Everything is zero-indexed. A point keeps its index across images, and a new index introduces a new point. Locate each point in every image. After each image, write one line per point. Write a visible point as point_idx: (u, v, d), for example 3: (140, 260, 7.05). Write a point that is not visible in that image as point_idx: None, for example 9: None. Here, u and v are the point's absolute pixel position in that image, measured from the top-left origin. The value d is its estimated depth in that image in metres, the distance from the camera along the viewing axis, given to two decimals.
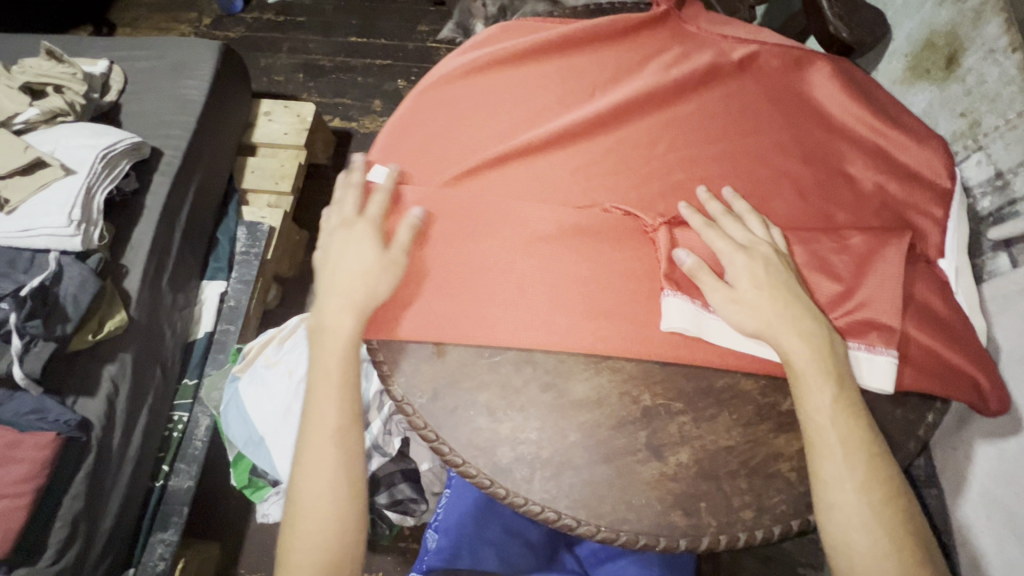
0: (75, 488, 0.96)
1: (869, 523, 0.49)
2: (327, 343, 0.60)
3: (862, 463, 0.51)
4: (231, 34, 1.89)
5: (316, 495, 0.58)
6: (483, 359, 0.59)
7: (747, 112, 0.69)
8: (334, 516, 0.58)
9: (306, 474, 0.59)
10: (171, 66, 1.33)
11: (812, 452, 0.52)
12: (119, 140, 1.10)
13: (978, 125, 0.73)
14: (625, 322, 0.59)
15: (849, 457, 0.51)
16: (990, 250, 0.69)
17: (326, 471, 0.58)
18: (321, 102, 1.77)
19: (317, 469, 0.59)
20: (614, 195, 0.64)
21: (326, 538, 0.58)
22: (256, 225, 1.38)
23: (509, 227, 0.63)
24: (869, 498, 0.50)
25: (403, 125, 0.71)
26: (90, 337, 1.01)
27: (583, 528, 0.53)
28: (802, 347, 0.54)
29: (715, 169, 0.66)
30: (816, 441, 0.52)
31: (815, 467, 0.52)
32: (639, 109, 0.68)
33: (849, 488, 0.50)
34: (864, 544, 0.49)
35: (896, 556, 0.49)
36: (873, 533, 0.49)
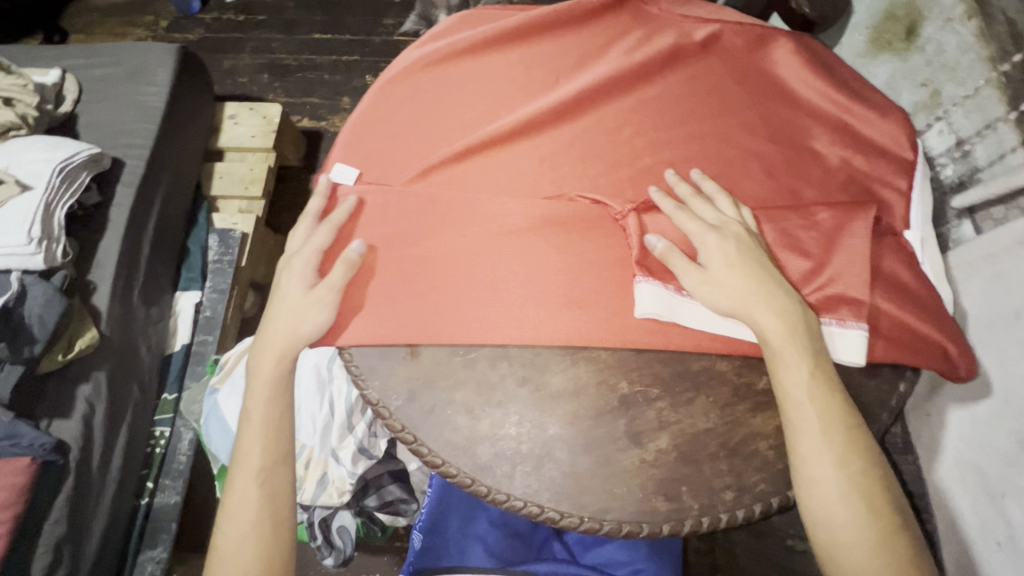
0: (56, 513, 0.94)
1: (848, 494, 0.50)
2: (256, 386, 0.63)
3: (837, 435, 0.51)
4: (191, 36, 1.83)
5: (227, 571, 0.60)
6: (458, 357, 0.59)
7: (712, 94, 0.68)
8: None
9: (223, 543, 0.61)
10: (127, 72, 1.28)
11: (789, 427, 0.53)
12: (76, 153, 1.06)
13: (939, 94, 0.73)
14: (599, 311, 0.58)
15: (826, 431, 0.51)
16: (955, 218, 0.70)
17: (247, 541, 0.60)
18: (288, 103, 1.73)
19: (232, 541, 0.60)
20: (583, 181, 0.63)
21: None
22: (228, 233, 1.35)
23: (476, 221, 0.62)
24: (847, 471, 0.50)
25: (364, 123, 0.70)
26: (60, 358, 0.98)
27: (567, 520, 0.53)
28: (776, 323, 0.54)
29: (680, 151, 0.65)
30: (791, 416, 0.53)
31: (793, 442, 0.52)
32: (604, 95, 0.67)
33: (827, 461, 0.51)
34: (843, 515, 0.50)
35: (875, 525, 0.49)
36: (852, 504, 0.50)
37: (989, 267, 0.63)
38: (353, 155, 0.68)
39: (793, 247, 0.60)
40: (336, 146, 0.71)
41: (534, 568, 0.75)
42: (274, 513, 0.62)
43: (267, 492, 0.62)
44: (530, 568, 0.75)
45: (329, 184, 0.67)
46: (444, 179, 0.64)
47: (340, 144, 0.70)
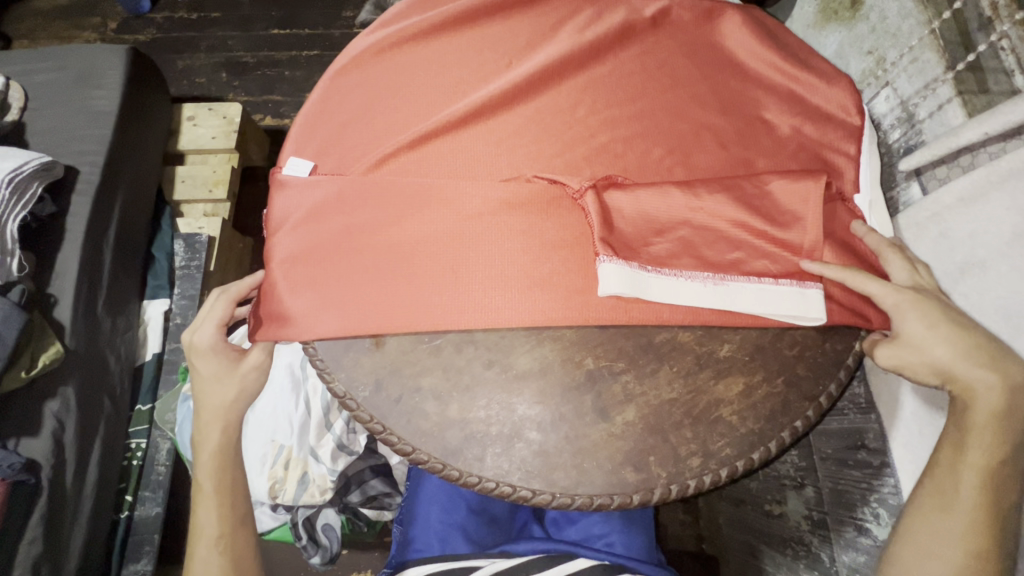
0: (31, 533, 0.92)
1: (964, 546, 0.56)
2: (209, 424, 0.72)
3: (980, 496, 0.55)
4: (143, 37, 1.77)
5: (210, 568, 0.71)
6: (424, 344, 0.59)
7: (664, 71, 0.68)
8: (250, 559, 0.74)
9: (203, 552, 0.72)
10: (75, 76, 1.24)
11: (933, 476, 0.58)
12: (26, 162, 1.02)
13: (884, 60, 0.75)
14: (562, 292, 0.58)
15: (978, 491, 0.55)
16: (903, 181, 0.72)
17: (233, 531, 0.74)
18: (249, 102, 1.69)
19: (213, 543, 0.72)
20: (541, 163, 0.63)
21: None
22: (194, 237, 1.33)
23: (436, 208, 0.61)
24: (974, 524, 0.56)
25: (318, 116, 0.69)
26: (23, 374, 0.95)
27: (538, 497, 0.54)
28: (988, 391, 0.55)
29: (634, 128, 0.65)
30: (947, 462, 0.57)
31: (938, 487, 0.58)
32: (557, 74, 0.67)
33: (947, 511, 0.57)
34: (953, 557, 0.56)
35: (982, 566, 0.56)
36: (970, 557, 0.56)
37: (935, 226, 0.65)
38: (309, 148, 0.67)
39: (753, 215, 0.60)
40: (290, 141, 0.70)
41: (515, 548, 0.77)
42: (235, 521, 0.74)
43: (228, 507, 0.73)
44: (508, 548, 0.77)
45: (284, 177, 0.66)
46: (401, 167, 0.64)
47: (294, 138, 0.69)
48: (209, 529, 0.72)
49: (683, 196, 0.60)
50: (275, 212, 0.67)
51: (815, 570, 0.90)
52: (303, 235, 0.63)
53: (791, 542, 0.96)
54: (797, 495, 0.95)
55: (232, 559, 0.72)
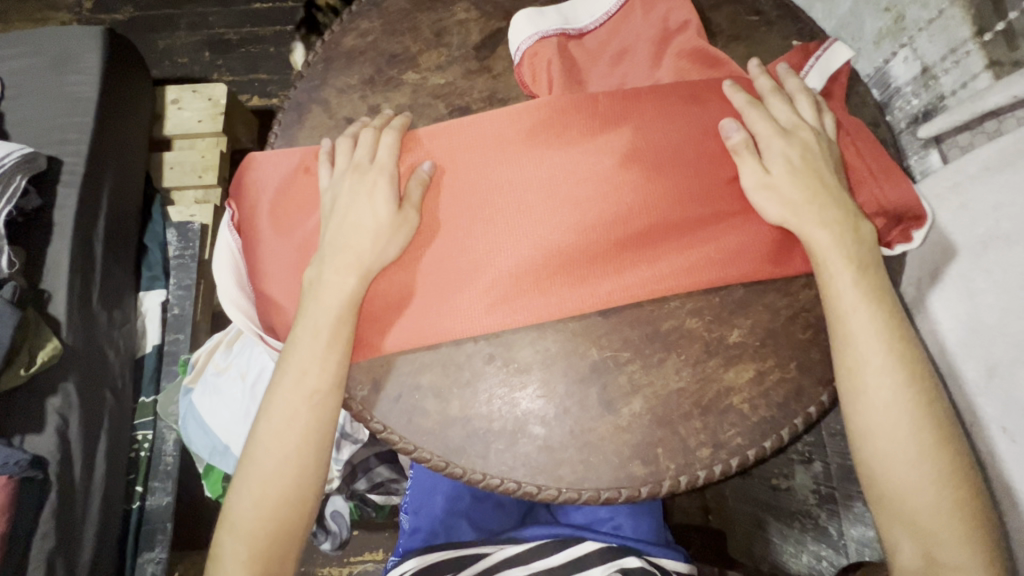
0: (44, 528, 0.92)
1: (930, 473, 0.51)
2: (330, 303, 0.54)
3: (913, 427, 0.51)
4: (120, 16, 1.69)
5: (259, 497, 0.55)
6: (434, 405, 0.56)
7: (668, 31, 0.63)
8: (290, 529, 0.55)
9: (261, 465, 0.55)
10: (51, 61, 1.18)
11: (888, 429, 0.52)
12: (6, 155, 0.98)
13: (903, 19, 0.70)
14: (558, 220, 0.56)
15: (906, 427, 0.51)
16: (920, 149, 0.72)
17: (286, 473, 0.55)
18: (235, 82, 1.63)
19: (280, 480, 0.55)
20: (544, 268, 0.56)
21: (268, 548, 0.55)
22: (187, 225, 1.31)
23: (449, 171, 0.58)
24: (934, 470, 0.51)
25: (277, 300, 0.60)
26: (22, 373, 0.93)
27: (544, 493, 0.53)
28: (867, 320, 0.53)
29: (635, 310, 0.58)
30: (873, 413, 0.52)
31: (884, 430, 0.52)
32: (545, 45, 0.63)
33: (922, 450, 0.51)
34: (912, 481, 0.51)
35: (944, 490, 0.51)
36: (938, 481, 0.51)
37: (955, 197, 0.63)
38: (266, 249, 0.60)
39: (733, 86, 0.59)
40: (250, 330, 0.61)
41: (522, 535, 0.77)
42: (304, 458, 0.55)
43: (317, 420, 0.55)
44: (516, 534, 0.77)
45: (272, 267, 0.60)
46: (370, 245, 0.55)
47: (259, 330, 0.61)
48: (267, 459, 0.55)
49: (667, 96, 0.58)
50: (260, 262, 0.60)
51: (823, 543, 0.90)
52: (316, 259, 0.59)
53: (798, 515, 0.95)
54: (805, 470, 0.96)
55: (273, 505, 0.55)
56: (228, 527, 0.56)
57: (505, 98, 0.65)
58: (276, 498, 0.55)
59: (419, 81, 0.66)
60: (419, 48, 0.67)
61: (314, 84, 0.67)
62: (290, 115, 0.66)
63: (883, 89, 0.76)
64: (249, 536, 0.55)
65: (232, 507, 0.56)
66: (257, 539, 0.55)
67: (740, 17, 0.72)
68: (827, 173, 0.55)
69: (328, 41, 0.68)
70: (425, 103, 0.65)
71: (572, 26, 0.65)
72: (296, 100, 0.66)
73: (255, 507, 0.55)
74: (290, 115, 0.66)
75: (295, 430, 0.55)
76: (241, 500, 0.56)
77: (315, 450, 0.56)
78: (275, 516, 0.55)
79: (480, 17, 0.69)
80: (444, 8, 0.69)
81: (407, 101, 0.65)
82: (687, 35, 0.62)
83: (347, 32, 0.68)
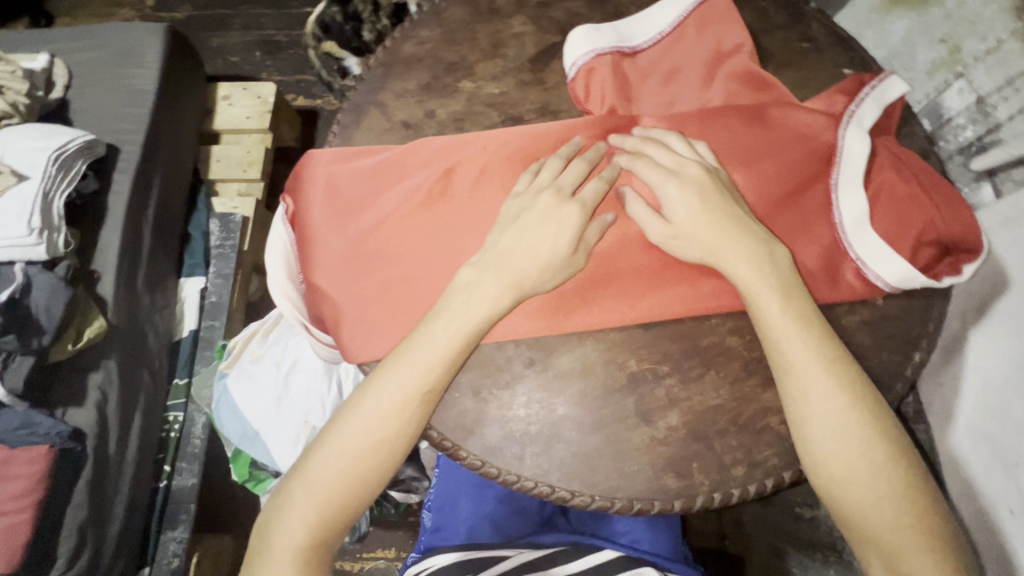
0: (78, 498, 0.96)
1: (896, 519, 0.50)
2: None
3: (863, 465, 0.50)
4: (178, 15, 1.77)
5: (344, 467, 0.55)
6: (469, 402, 0.57)
7: (721, 54, 0.65)
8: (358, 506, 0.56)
9: (348, 434, 0.55)
10: (116, 55, 1.24)
11: (839, 473, 0.51)
12: (70, 141, 1.04)
13: (960, 51, 0.71)
14: (599, 232, 0.57)
15: (866, 470, 0.50)
16: (973, 181, 0.70)
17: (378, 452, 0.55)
18: (281, 81, 1.69)
19: (363, 456, 0.55)
20: (582, 278, 0.57)
21: (333, 518, 0.56)
22: (229, 217, 1.35)
23: (498, 180, 0.60)
24: (899, 515, 0.50)
25: (326, 293, 0.61)
26: (70, 347, 0.98)
27: (577, 499, 0.54)
28: (802, 350, 0.52)
29: (675, 325, 0.58)
30: (821, 460, 0.51)
31: (835, 472, 0.51)
32: (600, 63, 0.64)
33: (880, 495, 0.50)
34: (878, 527, 0.50)
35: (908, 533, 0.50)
36: (902, 524, 0.50)
37: (1008, 231, 0.62)
38: (313, 251, 0.62)
39: (793, 116, 0.60)
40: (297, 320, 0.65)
41: (541, 540, 0.78)
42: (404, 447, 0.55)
43: (422, 412, 0.55)
44: (536, 540, 0.78)
45: (322, 262, 0.61)
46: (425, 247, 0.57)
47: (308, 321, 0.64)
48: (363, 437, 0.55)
49: (717, 122, 0.60)
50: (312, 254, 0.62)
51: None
52: (361, 255, 0.60)
53: (822, 547, 0.91)
54: None
55: (353, 485, 0.55)
56: (297, 484, 0.56)
57: (557, 110, 0.67)
58: (359, 473, 0.55)
59: (474, 89, 0.68)
60: (476, 57, 0.70)
61: (372, 88, 0.69)
62: (348, 116, 0.69)
63: (934, 120, 0.75)
64: (317, 513, 0.55)
65: (310, 466, 0.56)
66: (329, 507, 0.55)
67: (791, 42, 0.72)
68: (721, 210, 0.55)
69: (389, 47, 0.71)
70: (478, 111, 0.67)
71: (626, 44, 0.66)
72: (355, 102, 0.69)
73: (334, 476, 0.55)
74: (348, 116, 0.69)
75: (403, 412, 0.54)
76: (315, 466, 0.56)
77: (407, 441, 0.55)
78: (348, 490, 0.55)
79: (535, 31, 0.71)
80: (501, 21, 0.71)
81: (461, 108, 0.67)
82: (739, 59, 0.64)
83: (406, 40, 0.71)
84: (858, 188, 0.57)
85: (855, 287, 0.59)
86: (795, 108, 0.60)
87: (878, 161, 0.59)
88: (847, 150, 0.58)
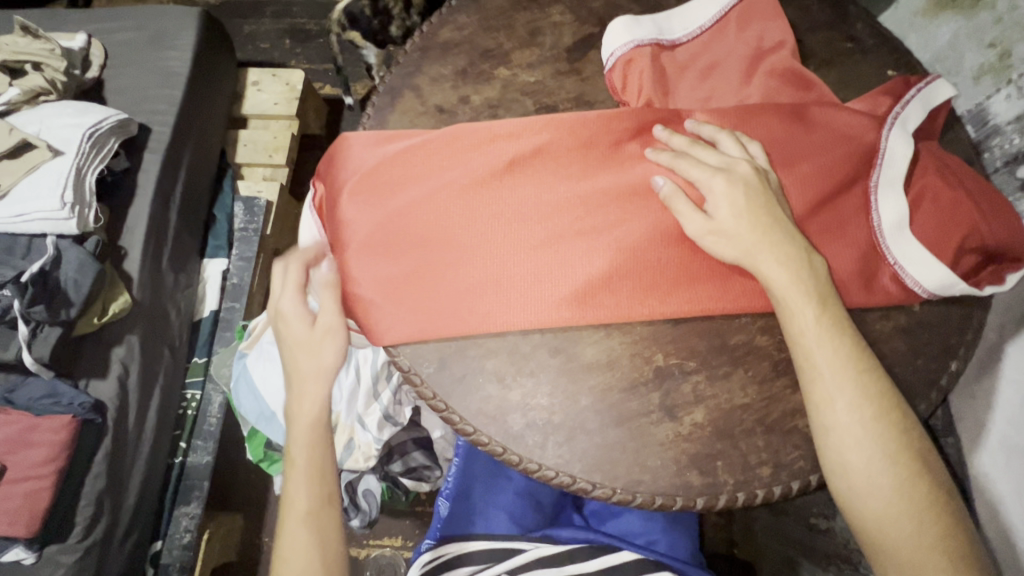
0: (96, 469, 0.97)
1: (926, 535, 0.48)
2: None
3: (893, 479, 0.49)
4: (212, 1, 1.80)
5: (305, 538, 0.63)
6: (492, 389, 0.57)
7: (762, 50, 0.64)
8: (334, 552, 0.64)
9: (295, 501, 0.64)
10: (151, 36, 1.26)
11: (869, 488, 0.49)
12: (105, 118, 1.05)
13: (1010, 56, 0.69)
14: (630, 227, 0.57)
15: (895, 487, 0.49)
16: (1019, 191, 0.68)
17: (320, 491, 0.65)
18: (310, 69, 1.71)
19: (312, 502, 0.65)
20: (609, 272, 0.56)
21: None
22: (253, 200, 1.36)
23: (532, 167, 0.59)
24: (930, 532, 0.48)
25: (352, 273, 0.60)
26: (96, 321, 1.00)
27: (599, 491, 0.53)
28: (832, 356, 0.51)
29: (703, 322, 0.58)
30: (853, 474, 0.50)
31: (866, 488, 0.49)
32: (639, 56, 0.64)
33: (912, 513, 0.48)
34: (909, 544, 0.48)
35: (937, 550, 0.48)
36: (933, 540, 0.48)
37: None
38: (345, 224, 0.61)
39: (835, 115, 0.59)
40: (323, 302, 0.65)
41: (557, 535, 0.77)
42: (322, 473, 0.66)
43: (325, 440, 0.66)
44: (551, 533, 0.77)
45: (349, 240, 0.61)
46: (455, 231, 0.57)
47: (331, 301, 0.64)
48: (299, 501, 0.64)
49: (757, 119, 0.59)
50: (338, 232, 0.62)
51: None
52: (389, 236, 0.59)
53: (836, 559, 0.87)
54: None
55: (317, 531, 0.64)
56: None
57: (592, 101, 0.67)
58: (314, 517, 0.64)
59: (509, 77, 0.68)
60: (512, 46, 0.69)
61: (408, 72, 0.69)
62: (383, 99, 0.69)
63: (979, 126, 0.73)
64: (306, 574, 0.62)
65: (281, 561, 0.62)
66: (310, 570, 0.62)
67: (833, 41, 0.71)
68: (768, 208, 0.54)
69: (426, 32, 0.71)
70: (513, 99, 0.67)
71: (666, 37, 0.65)
72: (390, 85, 0.69)
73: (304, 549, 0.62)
74: (383, 99, 0.69)
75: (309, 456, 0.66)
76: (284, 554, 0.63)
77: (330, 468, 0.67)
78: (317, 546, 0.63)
79: (574, 21, 0.70)
80: (539, 10, 0.71)
81: (496, 95, 0.67)
82: (781, 55, 0.63)
83: (444, 26, 0.71)
84: (899, 192, 0.56)
85: (892, 293, 0.57)
86: (837, 107, 0.59)
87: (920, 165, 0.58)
88: (889, 152, 0.57)
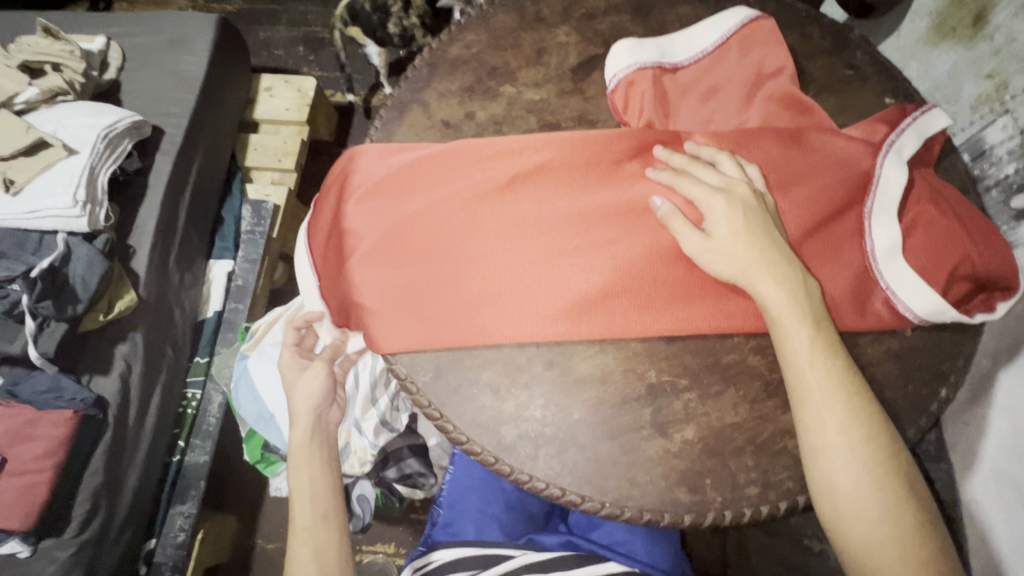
0: (95, 464, 0.98)
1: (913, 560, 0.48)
2: None
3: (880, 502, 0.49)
4: (229, 8, 1.84)
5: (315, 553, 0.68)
6: (486, 399, 0.58)
7: (762, 75, 0.65)
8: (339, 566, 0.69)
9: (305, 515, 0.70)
10: (169, 41, 1.29)
11: (857, 511, 0.49)
12: (120, 120, 1.08)
13: (1006, 87, 0.70)
14: (626, 244, 0.58)
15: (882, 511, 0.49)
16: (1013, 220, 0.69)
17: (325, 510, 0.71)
18: (322, 77, 1.74)
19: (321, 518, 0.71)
20: (604, 287, 0.57)
21: None
22: (261, 204, 1.38)
23: (533, 182, 0.61)
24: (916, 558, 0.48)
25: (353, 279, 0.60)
26: (101, 317, 1.01)
27: (587, 504, 0.54)
28: (823, 377, 0.52)
29: (696, 339, 0.59)
30: (842, 497, 0.50)
31: (855, 510, 0.49)
32: (641, 77, 0.65)
33: (898, 539, 0.49)
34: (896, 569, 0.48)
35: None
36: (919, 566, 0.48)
37: None
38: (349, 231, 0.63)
39: (831, 141, 0.60)
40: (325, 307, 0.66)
41: (541, 541, 0.78)
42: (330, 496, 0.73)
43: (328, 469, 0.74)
44: (536, 539, 0.79)
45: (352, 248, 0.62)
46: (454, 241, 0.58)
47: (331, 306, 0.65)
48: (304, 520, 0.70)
49: (754, 141, 0.60)
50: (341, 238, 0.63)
51: None
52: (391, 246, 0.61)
53: None
54: None
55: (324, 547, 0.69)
56: None
57: (595, 120, 0.68)
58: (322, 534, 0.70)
59: (515, 94, 0.69)
60: (519, 64, 0.71)
61: (417, 86, 0.71)
62: (391, 112, 0.70)
63: (975, 154, 0.74)
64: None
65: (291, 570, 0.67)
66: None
67: (834, 68, 0.72)
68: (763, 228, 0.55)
69: (436, 48, 0.73)
70: (518, 116, 0.68)
71: (668, 60, 0.67)
72: (399, 99, 0.71)
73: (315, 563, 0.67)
74: (392, 112, 0.71)
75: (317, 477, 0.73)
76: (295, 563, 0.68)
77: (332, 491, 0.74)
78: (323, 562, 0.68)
79: (580, 42, 0.72)
80: (547, 30, 0.73)
81: (501, 112, 0.69)
82: (780, 81, 0.64)
83: (453, 42, 0.73)
84: (892, 218, 0.57)
85: (884, 317, 0.58)
86: (833, 134, 0.60)
87: (914, 192, 0.59)
88: (884, 178, 0.58)
